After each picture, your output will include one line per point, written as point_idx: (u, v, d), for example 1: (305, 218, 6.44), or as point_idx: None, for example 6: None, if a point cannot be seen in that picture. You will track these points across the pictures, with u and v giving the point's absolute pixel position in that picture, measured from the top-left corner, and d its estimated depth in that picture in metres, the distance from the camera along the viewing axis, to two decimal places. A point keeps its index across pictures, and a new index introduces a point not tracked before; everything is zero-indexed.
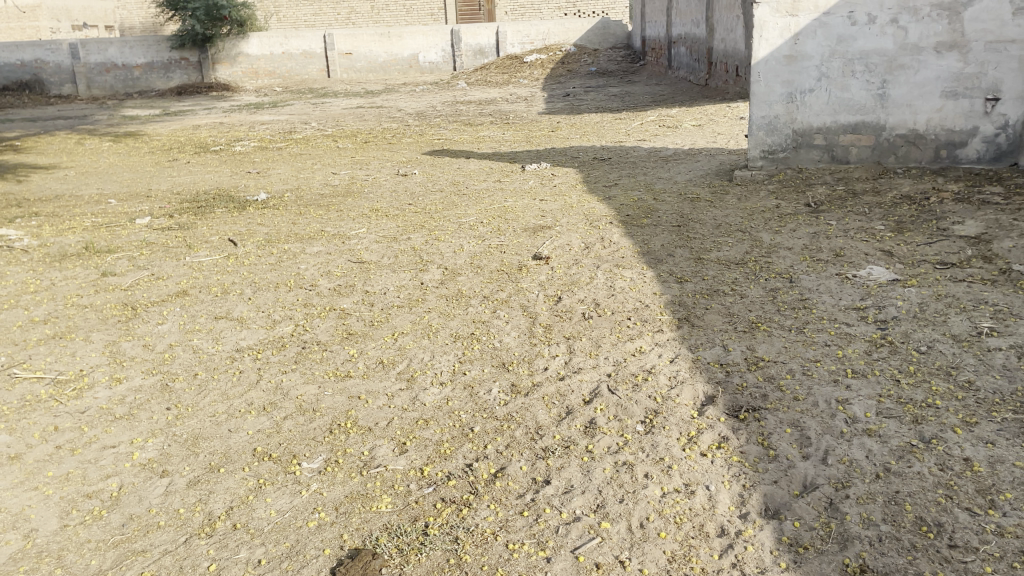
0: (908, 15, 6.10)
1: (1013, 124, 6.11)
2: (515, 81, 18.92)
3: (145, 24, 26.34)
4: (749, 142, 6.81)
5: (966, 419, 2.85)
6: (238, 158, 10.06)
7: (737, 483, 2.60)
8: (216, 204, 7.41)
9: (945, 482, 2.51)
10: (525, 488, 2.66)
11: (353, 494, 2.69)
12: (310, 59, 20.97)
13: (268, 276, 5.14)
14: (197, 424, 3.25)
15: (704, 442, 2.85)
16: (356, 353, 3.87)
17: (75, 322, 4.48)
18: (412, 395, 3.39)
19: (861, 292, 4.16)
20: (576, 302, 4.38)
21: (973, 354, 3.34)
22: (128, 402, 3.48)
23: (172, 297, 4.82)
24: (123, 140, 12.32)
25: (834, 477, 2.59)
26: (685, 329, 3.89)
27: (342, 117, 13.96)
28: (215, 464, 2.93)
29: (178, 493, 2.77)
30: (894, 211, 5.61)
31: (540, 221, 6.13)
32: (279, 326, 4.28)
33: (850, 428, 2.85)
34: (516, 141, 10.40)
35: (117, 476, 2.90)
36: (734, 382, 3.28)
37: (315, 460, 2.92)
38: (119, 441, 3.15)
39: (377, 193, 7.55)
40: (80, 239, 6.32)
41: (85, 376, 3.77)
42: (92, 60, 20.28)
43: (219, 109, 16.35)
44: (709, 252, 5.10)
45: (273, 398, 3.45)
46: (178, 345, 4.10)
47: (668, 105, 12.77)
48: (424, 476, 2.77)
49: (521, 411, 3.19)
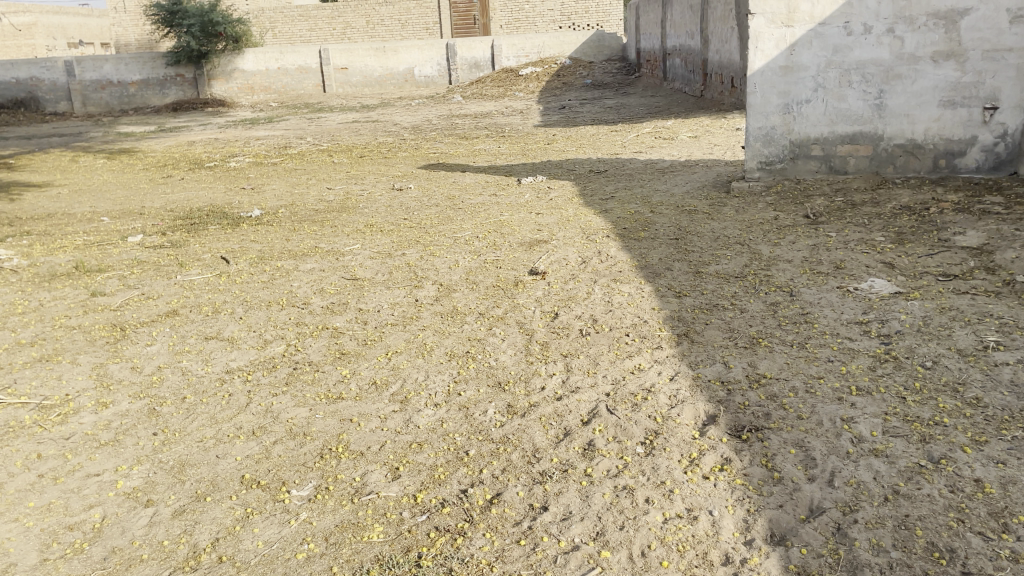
0: (904, 25, 6.04)
1: (1012, 133, 6.06)
2: (511, 93, 18.92)
3: (141, 41, 26.40)
4: (746, 153, 6.75)
5: (975, 438, 2.77)
6: (233, 174, 10.01)
7: (741, 508, 2.51)
8: (209, 221, 7.34)
9: (956, 505, 2.42)
10: (522, 515, 2.57)
11: (344, 523, 2.60)
12: (306, 74, 21.01)
13: (260, 295, 5.06)
14: (184, 450, 3.16)
15: (706, 464, 2.76)
16: (348, 373, 3.78)
17: (62, 344, 4.38)
18: (405, 417, 3.30)
19: (863, 306, 4.09)
20: (573, 319, 4.30)
21: (980, 369, 3.26)
22: (114, 428, 3.39)
23: (162, 317, 4.73)
24: (117, 156, 12.27)
25: (841, 500, 2.50)
26: (685, 346, 3.81)
27: (338, 131, 13.92)
28: (202, 493, 2.84)
29: (163, 524, 2.68)
30: (894, 222, 5.54)
31: (536, 236, 6.06)
32: (271, 346, 4.20)
33: (856, 449, 2.77)
34: (512, 154, 10.35)
35: (100, 506, 2.80)
36: (736, 401, 3.20)
37: (305, 488, 2.83)
38: (103, 469, 3.05)
39: (372, 209, 7.48)
40: (70, 258, 6.24)
41: (71, 400, 3.68)
42: (87, 77, 20.25)
43: (215, 125, 16.33)
44: (708, 266, 5.03)
45: (263, 422, 3.36)
46: (167, 367, 4.01)
47: (663, 117, 12.74)
48: (418, 503, 2.68)
49: (517, 433, 3.11)
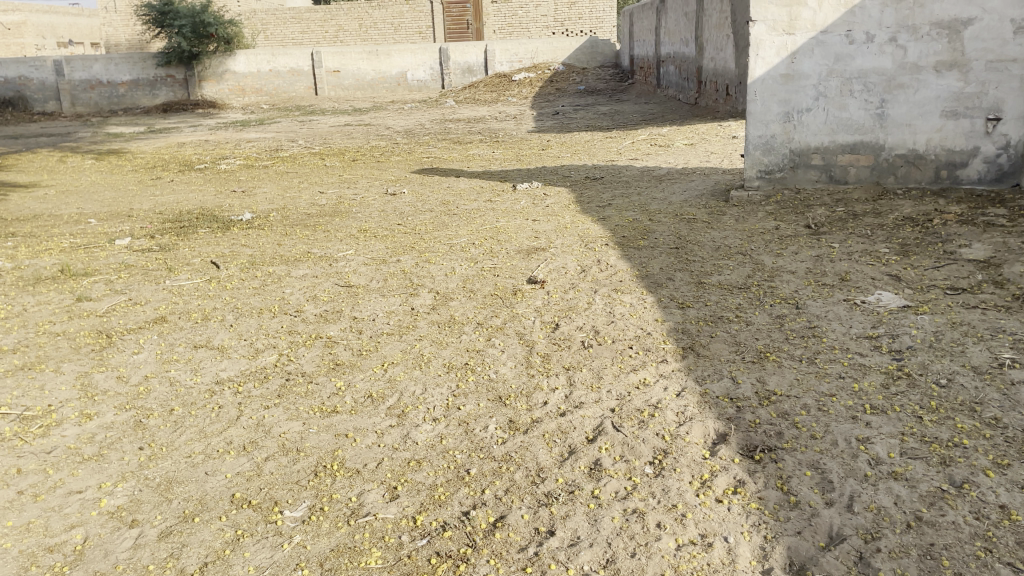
0: (907, 34, 5.97)
1: (1014, 144, 6.00)
2: (504, 98, 18.83)
3: (131, 41, 26.20)
4: (746, 161, 6.67)
5: (997, 461, 2.67)
6: (224, 176, 9.85)
7: (758, 535, 2.40)
8: (200, 224, 7.20)
9: (983, 533, 2.32)
10: (527, 541, 2.45)
11: (340, 548, 2.47)
12: (298, 76, 20.88)
13: (251, 301, 4.92)
14: (171, 466, 3.02)
15: (718, 486, 2.65)
16: (343, 386, 3.65)
17: (46, 352, 4.23)
18: (403, 433, 3.17)
19: (872, 320, 4.00)
20: (574, 330, 4.19)
21: (996, 388, 3.16)
22: (98, 441, 3.24)
23: (149, 324, 4.59)
24: (106, 158, 12.08)
25: (862, 527, 2.39)
26: (691, 360, 3.70)
27: (329, 134, 13.78)
28: (190, 513, 2.70)
29: (149, 546, 2.54)
30: (897, 233, 5.47)
31: (534, 243, 5.94)
32: (262, 356, 4.06)
33: (874, 471, 2.66)
34: (507, 159, 10.24)
35: (82, 526, 2.66)
36: (746, 418, 3.09)
37: (298, 508, 2.69)
38: (86, 486, 2.91)
39: (365, 213, 7.36)
40: (56, 261, 6.07)
41: (53, 412, 3.53)
42: (76, 77, 20.03)
43: (205, 126, 16.16)
44: (710, 276, 4.93)
45: (254, 436, 3.22)
46: (154, 377, 3.87)
47: (658, 124, 12.67)
48: (418, 526, 2.56)
49: (520, 451, 2.98)
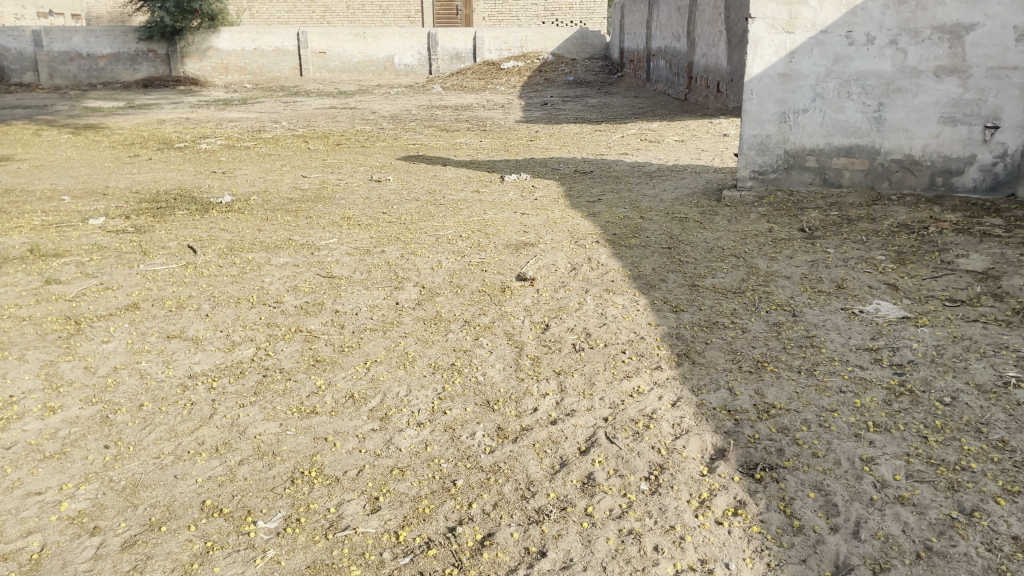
0: (908, 37, 5.84)
1: (1012, 153, 5.87)
2: (492, 87, 18.57)
3: (113, 13, 25.62)
4: (739, 161, 6.57)
5: (1007, 487, 2.56)
6: (204, 156, 9.59)
7: (760, 561, 2.28)
8: (177, 205, 6.96)
9: (996, 567, 2.21)
10: (517, 562, 2.31)
11: (317, 565, 2.31)
12: (282, 57, 20.49)
13: (229, 290, 4.73)
14: (138, 468, 2.84)
15: (718, 507, 2.52)
16: (323, 385, 3.48)
17: (9, 337, 4.02)
18: (386, 438, 3.02)
19: (872, 331, 3.89)
20: (565, 332, 4.04)
21: (1002, 409, 3.06)
22: (61, 437, 3.06)
23: (121, 311, 4.38)
24: (83, 133, 11.75)
25: (870, 556, 2.28)
26: (686, 367, 3.57)
27: (314, 116, 13.51)
28: (157, 521, 2.53)
29: (110, 557, 2.37)
30: (893, 240, 5.37)
31: (523, 238, 5.77)
32: (239, 349, 3.88)
33: (880, 495, 2.55)
34: (494, 149, 10.05)
35: (40, 532, 2.48)
36: (746, 433, 2.97)
37: (272, 519, 2.53)
38: (46, 487, 2.73)
39: (348, 200, 7.16)
40: (25, 240, 5.82)
41: (13, 404, 3.33)
42: (55, 49, 19.56)
43: (186, 104, 15.79)
44: (704, 278, 4.81)
45: (227, 437, 3.05)
46: (123, 368, 3.68)
47: (647, 119, 12.52)
48: (400, 542, 2.41)
49: (509, 462, 2.84)
